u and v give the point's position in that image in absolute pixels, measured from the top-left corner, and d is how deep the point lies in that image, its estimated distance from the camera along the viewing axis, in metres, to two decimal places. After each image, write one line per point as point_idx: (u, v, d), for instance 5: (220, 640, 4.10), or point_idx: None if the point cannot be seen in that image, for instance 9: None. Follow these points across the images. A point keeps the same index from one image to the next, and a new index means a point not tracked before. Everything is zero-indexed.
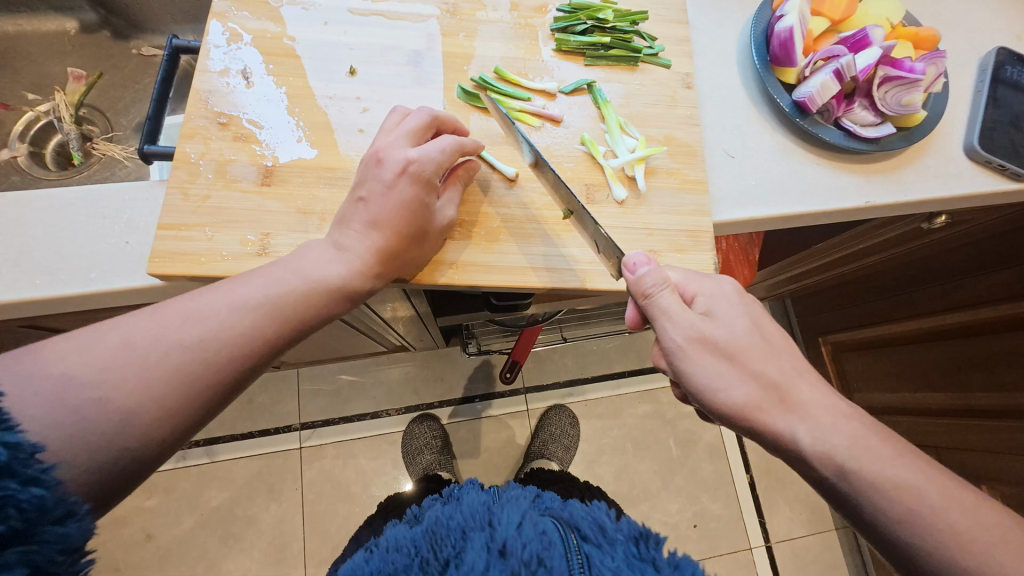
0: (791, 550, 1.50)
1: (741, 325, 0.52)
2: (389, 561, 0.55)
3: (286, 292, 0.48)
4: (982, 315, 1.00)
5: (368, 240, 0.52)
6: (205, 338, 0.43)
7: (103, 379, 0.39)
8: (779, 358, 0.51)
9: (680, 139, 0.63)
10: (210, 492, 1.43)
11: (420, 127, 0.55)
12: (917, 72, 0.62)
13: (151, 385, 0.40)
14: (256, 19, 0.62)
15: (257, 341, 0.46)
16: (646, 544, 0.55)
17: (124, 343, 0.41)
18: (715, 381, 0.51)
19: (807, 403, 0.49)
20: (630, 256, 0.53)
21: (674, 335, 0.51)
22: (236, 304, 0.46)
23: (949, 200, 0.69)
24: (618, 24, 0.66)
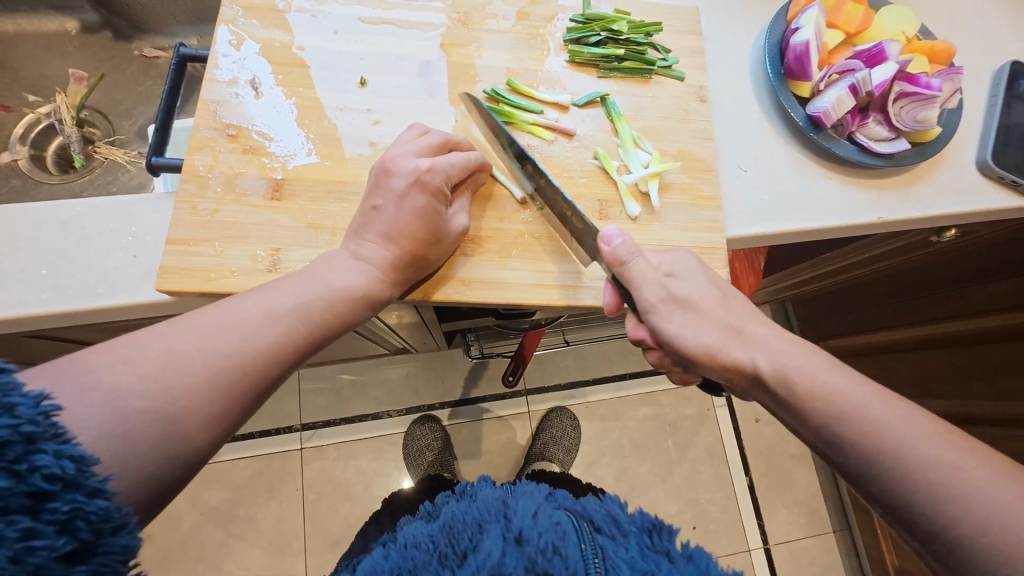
0: (789, 552, 1.51)
1: (703, 279, 0.53)
2: (409, 558, 0.55)
3: (314, 300, 0.47)
4: (986, 324, 1.00)
5: (385, 251, 0.51)
6: (243, 346, 0.42)
7: (148, 389, 0.37)
8: (736, 306, 0.53)
9: (693, 154, 0.63)
10: (211, 493, 1.43)
11: (435, 145, 0.55)
12: (933, 88, 0.61)
13: (197, 393, 0.39)
14: (264, 27, 0.61)
15: (291, 348, 0.45)
16: (659, 535, 0.55)
17: (166, 353, 0.39)
18: (682, 332, 0.51)
19: (768, 341, 0.50)
20: (604, 231, 0.53)
21: (647, 294, 0.52)
22: (270, 312, 0.45)
23: (962, 215, 0.69)
24: (631, 35, 0.65)
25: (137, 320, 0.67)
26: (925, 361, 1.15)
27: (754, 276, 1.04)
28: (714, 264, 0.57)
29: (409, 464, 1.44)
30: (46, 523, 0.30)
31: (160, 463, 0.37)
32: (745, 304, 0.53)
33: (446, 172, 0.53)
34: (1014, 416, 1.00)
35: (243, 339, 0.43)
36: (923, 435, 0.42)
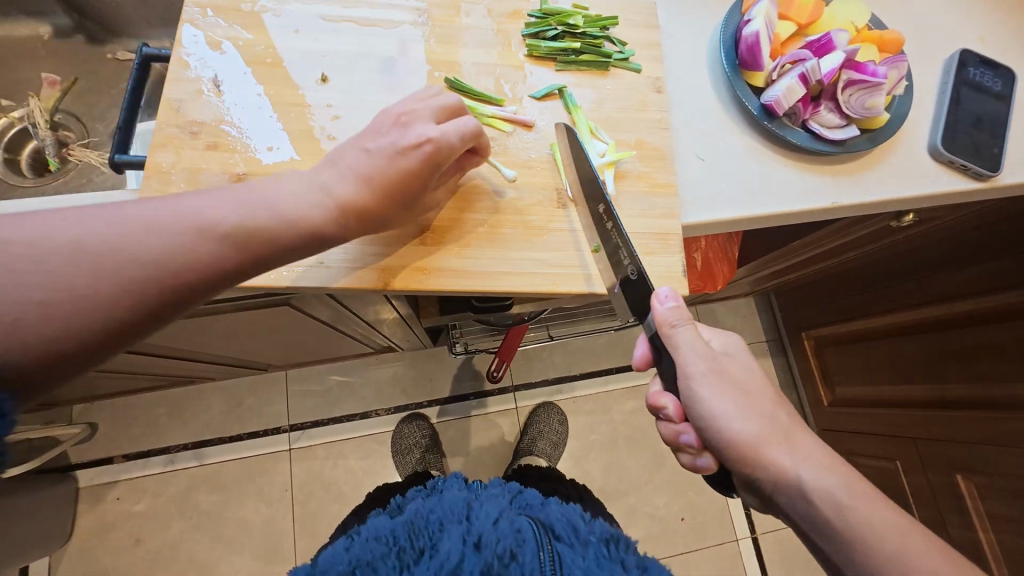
0: (776, 540, 1.53)
1: (753, 368, 0.55)
2: (368, 549, 0.56)
3: (256, 221, 0.46)
4: (960, 308, 1.03)
5: (351, 189, 0.51)
6: (158, 253, 0.42)
7: (65, 279, 0.38)
8: (783, 406, 0.53)
9: (650, 143, 0.65)
10: (199, 495, 1.44)
11: (446, 108, 0.56)
12: (879, 76, 0.63)
13: (97, 296, 0.39)
14: (227, 26, 0.63)
15: (218, 268, 0.45)
16: (616, 546, 0.58)
17: (74, 245, 0.39)
18: (726, 412, 0.51)
19: (807, 448, 0.50)
20: (659, 290, 0.55)
21: (694, 363, 0.53)
22: (202, 222, 0.44)
23: (916, 200, 0.71)
24: (588, 29, 0.67)
25: None
26: (900, 346, 1.18)
27: (727, 265, 1.07)
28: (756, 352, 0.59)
29: (398, 462, 1.45)
30: None
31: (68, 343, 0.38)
32: (791, 410, 0.53)
33: (450, 148, 0.53)
34: (987, 399, 1.01)
35: (158, 235, 0.42)
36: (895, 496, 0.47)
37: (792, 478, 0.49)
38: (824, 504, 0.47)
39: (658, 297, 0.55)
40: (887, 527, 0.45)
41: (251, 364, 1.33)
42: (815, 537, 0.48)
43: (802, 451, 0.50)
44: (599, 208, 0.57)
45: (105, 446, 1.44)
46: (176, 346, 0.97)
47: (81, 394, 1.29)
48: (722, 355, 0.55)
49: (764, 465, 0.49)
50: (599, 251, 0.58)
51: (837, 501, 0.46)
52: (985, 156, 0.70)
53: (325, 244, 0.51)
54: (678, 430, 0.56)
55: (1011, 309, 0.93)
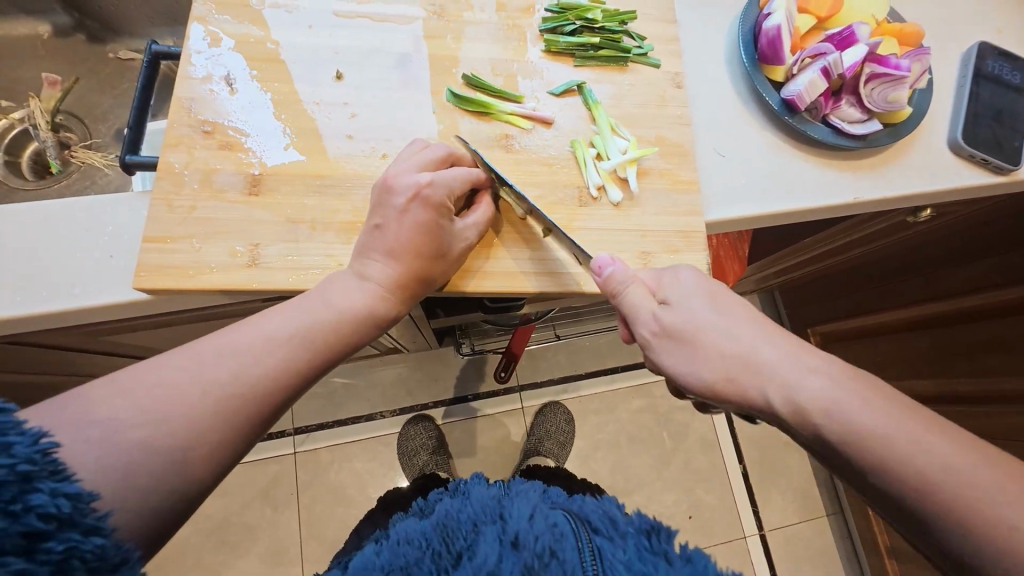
0: (784, 537, 1.53)
1: (704, 307, 0.52)
2: (401, 554, 0.56)
3: (317, 322, 0.48)
4: (969, 303, 1.02)
5: (389, 268, 0.52)
6: (241, 372, 0.43)
7: (165, 420, 0.39)
8: (753, 335, 0.50)
9: (671, 139, 0.64)
10: (205, 500, 1.42)
11: (436, 159, 0.55)
12: (902, 69, 0.62)
13: (196, 424, 0.40)
14: (238, 23, 0.61)
15: (293, 374, 0.46)
16: (657, 536, 0.56)
17: (169, 387, 0.40)
18: (687, 370, 0.51)
19: (811, 367, 0.46)
20: (596, 258, 0.55)
21: (643, 325, 0.53)
22: (270, 336, 0.46)
23: (936, 194, 0.70)
24: (606, 24, 0.65)
25: (117, 325, 0.67)
26: (909, 342, 1.18)
27: (738, 263, 1.06)
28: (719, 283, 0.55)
29: (405, 463, 1.44)
30: (39, 564, 0.30)
31: (185, 477, 0.39)
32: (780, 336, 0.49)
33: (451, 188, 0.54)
34: (1000, 394, 1.01)
35: (235, 361, 0.43)
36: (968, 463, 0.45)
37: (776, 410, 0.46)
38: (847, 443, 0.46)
39: (597, 267, 0.55)
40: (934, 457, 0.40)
41: None
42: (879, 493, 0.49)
43: (805, 377, 0.45)
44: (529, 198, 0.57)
45: None
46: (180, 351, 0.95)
47: None
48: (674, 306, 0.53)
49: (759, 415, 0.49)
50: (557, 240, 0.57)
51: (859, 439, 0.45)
52: (1006, 150, 0.69)
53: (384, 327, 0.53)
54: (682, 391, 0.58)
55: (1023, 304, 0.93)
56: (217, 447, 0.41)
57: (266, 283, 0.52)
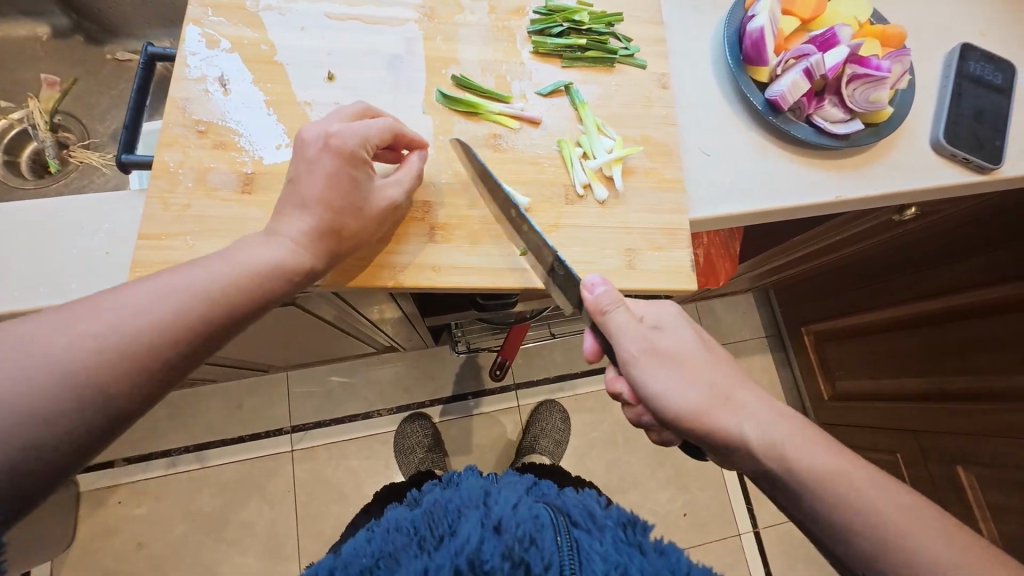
0: (778, 534, 1.54)
1: (687, 336, 0.54)
2: (390, 540, 0.59)
3: (215, 279, 0.44)
4: (957, 302, 1.04)
5: (303, 220, 0.50)
6: (119, 327, 0.40)
7: (54, 370, 0.37)
8: (721, 366, 0.53)
9: (656, 139, 0.65)
10: (203, 497, 1.43)
11: (359, 113, 0.55)
12: (883, 70, 0.64)
13: (59, 381, 0.36)
14: (232, 25, 0.62)
15: (182, 330, 0.42)
16: (633, 529, 0.60)
17: (32, 342, 0.37)
18: (667, 389, 0.51)
19: (751, 408, 0.51)
20: (587, 278, 0.55)
21: (630, 348, 0.53)
22: (160, 292, 0.42)
23: (919, 193, 0.71)
24: (593, 26, 0.67)
25: None
26: (899, 341, 1.19)
27: (730, 261, 1.07)
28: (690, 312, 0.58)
29: (401, 461, 1.45)
30: None
31: (80, 426, 0.37)
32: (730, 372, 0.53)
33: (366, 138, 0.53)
34: (988, 390, 1.02)
35: (133, 313, 0.40)
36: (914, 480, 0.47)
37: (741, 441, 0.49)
38: (773, 461, 0.48)
39: (589, 286, 0.54)
40: (839, 477, 0.47)
41: (254, 364, 1.33)
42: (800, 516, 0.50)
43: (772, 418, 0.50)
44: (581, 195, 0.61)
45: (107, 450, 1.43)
46: None
47: None
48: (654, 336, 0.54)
49: (715, 435, 0.50)
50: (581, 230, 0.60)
51: (783, 457, 0.48)
52: (987, 149, 0.71)
53: (303, 283, 0.50)
54: (641, 413, 0.59)
55: (1009, 301, 0.94)
56: (114, 398, 0.39)
57: None
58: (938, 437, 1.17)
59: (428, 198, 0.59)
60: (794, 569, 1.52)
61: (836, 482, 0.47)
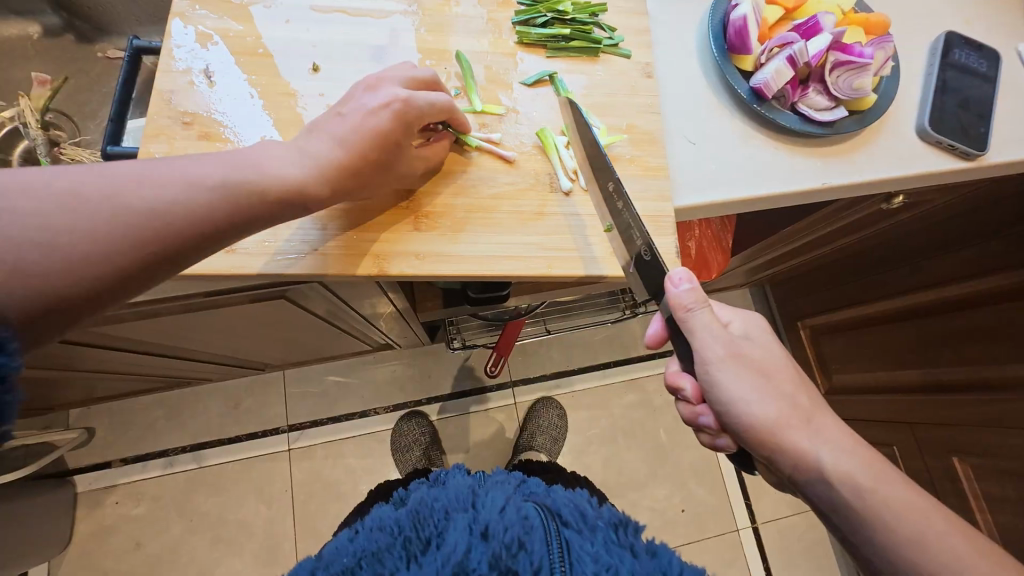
0: (776, 530, 1.54)
1: (775, 351, 0.56)
2: (373, 540, 0.60)
3: (240, 182, 0.47)
4: (949, 293, 1.04)
5: (331, 152, 0.51)
6: (150, 206, 0.42)
7: (72, 223, 0.39)
8: (803, 389, 0.55)
9: (641, 128, 0.65)
10: (200, 497, 1.43)
11: (422, 79, 0.58)
12: (865, 57, 0.64)
13: (92, 241, 0.39)
14: (218, 18, 0.63)
15: (204, 220, 0.45)
16: (625, 530, 0.62)
17: (69, 194, 0.39)
18: (749, 396, 0.53)
19: (827, 430, 0.53)
20: (673, 272, 0.55)
21: (712, 346, 0.53)
22: (191, 181, 0.45)
23: (903, 179, 0.71)
24: (577, 15, 0.67)
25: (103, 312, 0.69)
26: (894, 333, 1.19)
27: (722, 255, 1.07)
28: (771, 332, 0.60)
29: (397, 460, 1.45)
30: None
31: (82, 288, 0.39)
32: (814, 392, 0.55)
33: (425, 116, 0.55)
34: (981, 381, 1.02)
35: (157, 189, 0.43)
36: (922, 520, 0.49)
37: (814, 461, 0.51)
38: (843, 487, 0.50)
39: (673, 279, 0.54)
40: (912, 510, 0.49)
41: (249, 363, 1.33)
42: (846, 535, 0.52)
43: (829, 449, 0.52)
44: (608, 187, 0.57)
45: (103, 450, 1.44)
46: (171, 343, 0.97)
47: (77, 397, 1.28)
48: (743, 339, 0.56)
49: (785, 449, 0.52)
50: (612, 231, 0.58)
51: (855, 484, 0.50)
52: (972, 136, 0.71)
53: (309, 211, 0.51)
54: (696, 411, 0.60)
55: (1003, 290, 0.94)
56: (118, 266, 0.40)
57: (244, 270, 0.54)
58: (932, 429, 1.16)
59: (414, 187, 0.59)
60: (793, 565, 1.52)
61: (898, 506, 0.49)
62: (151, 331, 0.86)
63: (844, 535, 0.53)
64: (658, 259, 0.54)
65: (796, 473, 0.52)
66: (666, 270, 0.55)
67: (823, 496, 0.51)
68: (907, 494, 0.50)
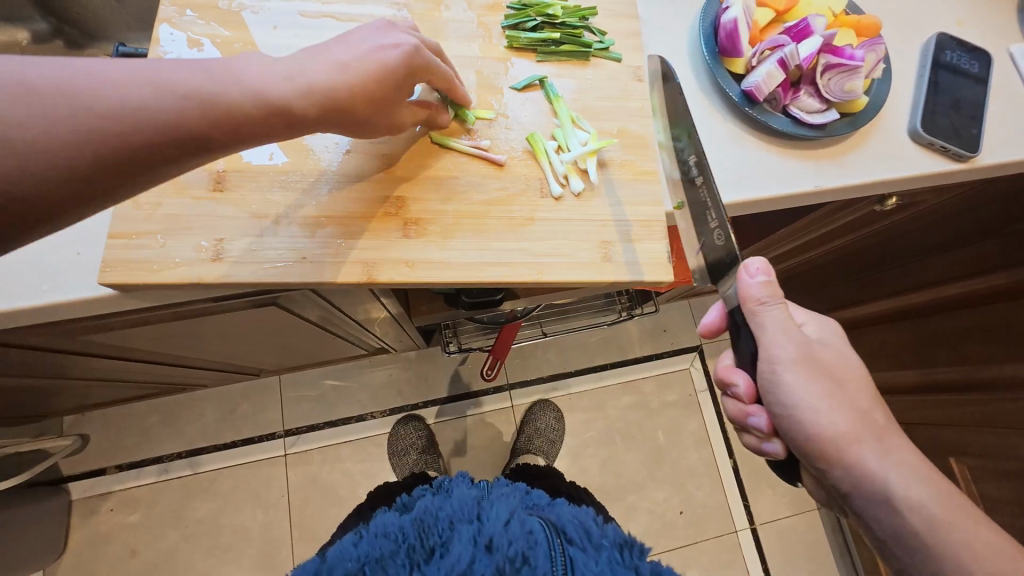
0: (775, 531, 1.54)
1: (849, 364, 0.56)
2: (377, 546, 0.60)
3: (280, 78, 0.48)
4: (952, 292, 1.01)
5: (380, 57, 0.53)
6: (190, 88, 0.44)
7: (18, 120, 0.37)
8: (875, 405, 0.56)
9: (633, 132, 0.65)
10: (196, 503, 1.42)
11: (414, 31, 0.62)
12: (856, 59, 0.63)
13: (138, 113, 0.41)
14: (205, 23, 0.62)
15: (247, 110, 0.46)
16: (631, 552, 0.62)
17: (113, 72, 0.41)
18: (822, 406, 0.53)
19: (899, 453, 0.53)
20: (748, 261, 0.54)
21: (783, 347, 0.54)
22: (231, 73, 0.46)
23: (896, 181, 0.71)
24: (567, 19, 0.67)
25: (91, 319, 0.68)
26: (892, 333, 1.19)
27: None
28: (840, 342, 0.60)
29: (394, 464, 1.44)
30: None
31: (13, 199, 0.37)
32: (889, 413, 0.55)
33: (426, 70, 0.56)
34: (979, 381, 1.02)
35: (210, 78, 0.45)
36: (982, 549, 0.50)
37: (880, 479, 0.52)
38: (907, 507, 0.51)
39: (747, 269, 0.54)
40: (975, 537, 0.51)
41: (244, 368, 1.33)
42: (897, 551, 0.54)
43: (897, 469, 0.53)
44: (688, 162, 0.59)
45: (97, 457, 1.42)
46: (165, 350, 0.97)
47: (72, 405, 1.27)
48: (817, 345, 0.56)
49: (850, 463, 0.53)
50: (683, 208, 0.60)
51: (922, 507, 0.51)
52: (965, 138, 0.71)
53: (352, 115, 0.52)
54: (747, 411, 0.59)
55: (998, 291, 0.93)
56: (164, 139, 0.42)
57: (233, 278, 0.53)
58: (931, 429, 1.17)
59: (402, 194, 0.59)
60: (792, 567, 1.51)
61: (961, 537, 0.51)
62: (142, 338, 0.85)
63: (894, 552, 0.54)
64: (734, 242, 0.54)
65: (855, 489, 0.54)
66: (738, 257, 0.55)
67: (884, 517, 0.53)
68: (972, 523, 0.51)
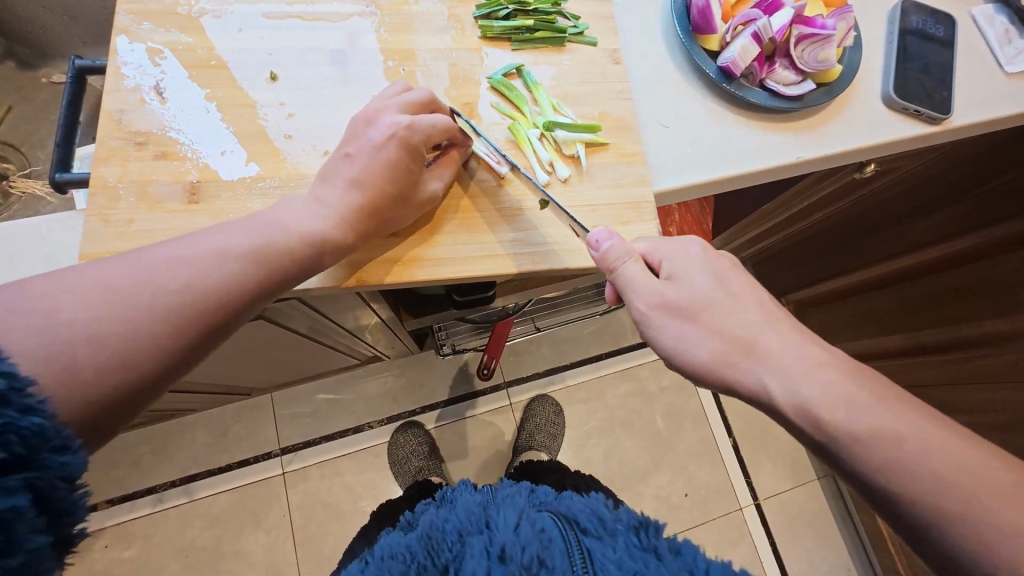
0: (779, 504, 1.56)
1: (704, 284, 0.52)
2: (386, 569, 0.59)
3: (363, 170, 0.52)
4: (928, 255, 1.03)
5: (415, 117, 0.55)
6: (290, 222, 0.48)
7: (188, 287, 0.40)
8: (745, 312, 0.51)
9: (614, 114, 0.65)
10: (193, 531, 1.38)
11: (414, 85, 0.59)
12: (828, 28, 0.63)
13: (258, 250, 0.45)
14: (164, 31, 0.61)
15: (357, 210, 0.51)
16: (646, 532, 0.59)
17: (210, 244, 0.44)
18: (681, 342, 0.52)
19: (774, 359, 0.48)
20: (593, 235, 0.56)
21: (639, 300, 0.53)
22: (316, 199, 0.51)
23: (872, 147, 0.72)
24: (539, 5, 0.66)
25: None
26: (877, 300, 1.20)
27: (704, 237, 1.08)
28: (721, 256, 0.55)
29: (397, 472, 1.42)
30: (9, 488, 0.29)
31: (97, 390, 0.35)
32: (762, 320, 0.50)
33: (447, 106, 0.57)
34: (960, 339, 1.04)
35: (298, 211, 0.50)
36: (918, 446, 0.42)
37: (761, 393, 0.48)
38: (797, 416, 0.46)
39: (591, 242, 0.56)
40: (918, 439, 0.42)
41: (234, 389, 1.30)
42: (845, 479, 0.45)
43: (781, 377, 0.47)
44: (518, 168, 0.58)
45: None
46: None
47: None
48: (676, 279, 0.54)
49: (729, 386, 0.50)
50: (546, 204, 0.58)
51: (806, 411, 0.45)
52: (936, 101, 0.72)
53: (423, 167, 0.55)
54: None
55: (973, 252, 0.96)
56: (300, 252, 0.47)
57: None
58: (923, 392, 1.18)
59: None
60: (797, 538, 1.54)
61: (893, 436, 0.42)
62: None
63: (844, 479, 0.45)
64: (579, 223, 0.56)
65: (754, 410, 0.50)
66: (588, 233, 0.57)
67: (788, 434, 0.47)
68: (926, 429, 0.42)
